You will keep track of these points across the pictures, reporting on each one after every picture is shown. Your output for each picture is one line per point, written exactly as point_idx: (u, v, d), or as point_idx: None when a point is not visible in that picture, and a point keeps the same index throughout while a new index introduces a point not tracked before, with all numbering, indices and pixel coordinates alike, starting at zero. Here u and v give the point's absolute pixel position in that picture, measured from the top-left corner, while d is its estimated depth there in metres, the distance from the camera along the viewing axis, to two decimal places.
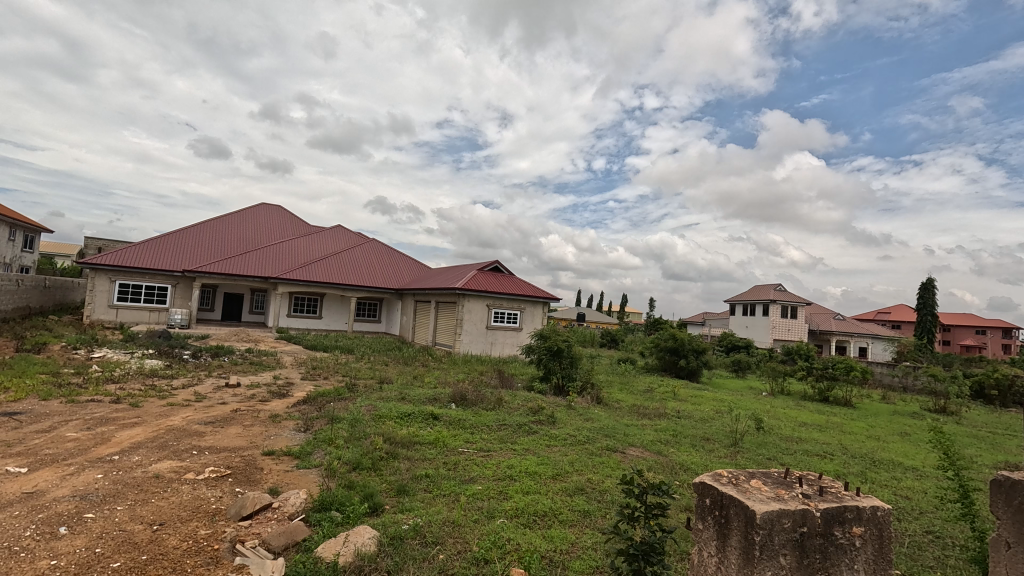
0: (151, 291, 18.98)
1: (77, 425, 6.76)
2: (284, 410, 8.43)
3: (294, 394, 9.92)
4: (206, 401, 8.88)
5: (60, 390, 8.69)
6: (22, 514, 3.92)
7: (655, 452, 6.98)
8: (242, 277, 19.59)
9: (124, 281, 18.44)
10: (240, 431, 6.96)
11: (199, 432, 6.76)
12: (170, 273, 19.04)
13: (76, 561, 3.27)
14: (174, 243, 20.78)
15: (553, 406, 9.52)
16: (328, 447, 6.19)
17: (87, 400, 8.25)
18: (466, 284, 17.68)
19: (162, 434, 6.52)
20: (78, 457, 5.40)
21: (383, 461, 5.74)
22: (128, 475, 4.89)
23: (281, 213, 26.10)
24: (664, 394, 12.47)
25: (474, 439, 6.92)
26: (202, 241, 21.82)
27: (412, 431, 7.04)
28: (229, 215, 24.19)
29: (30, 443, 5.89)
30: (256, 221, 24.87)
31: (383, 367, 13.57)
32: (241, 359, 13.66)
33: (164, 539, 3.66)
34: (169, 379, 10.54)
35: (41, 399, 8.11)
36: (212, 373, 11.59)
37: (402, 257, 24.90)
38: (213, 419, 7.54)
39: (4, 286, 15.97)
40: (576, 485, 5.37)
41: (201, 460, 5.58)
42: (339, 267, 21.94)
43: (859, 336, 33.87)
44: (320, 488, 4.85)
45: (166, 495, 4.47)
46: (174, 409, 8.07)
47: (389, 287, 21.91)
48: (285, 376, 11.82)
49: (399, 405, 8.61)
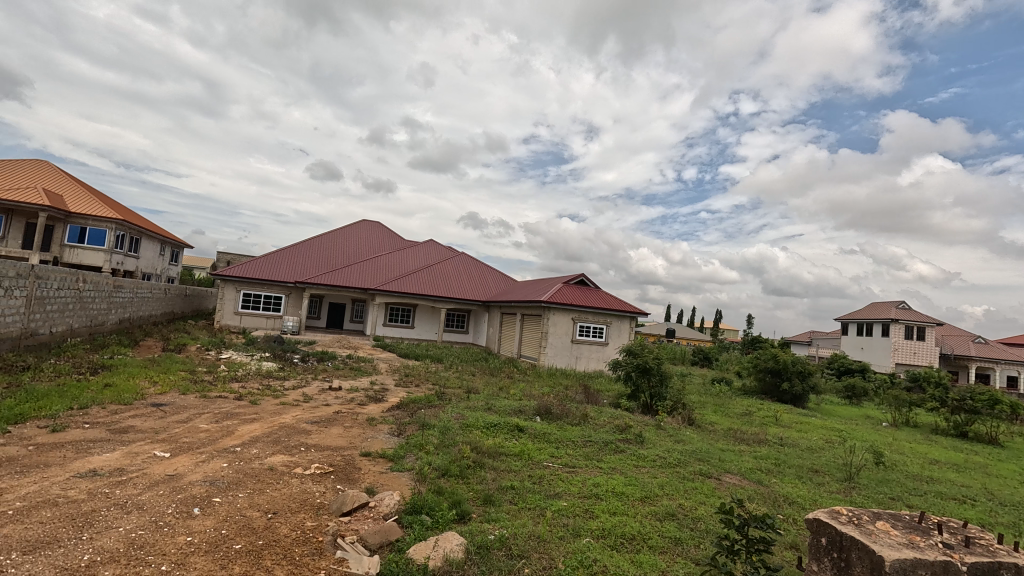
0: (269, 300, 21.10)
1: (209, 418, 7.65)
2: (380, 413, 8.94)
3: (389, 399, 10.49)
4: (312, 401, 9.66)
5: (196, 387, 9.90)
6: (166, 493, 4.50)
7: (755, 481, 6.47)
8: (344, 288, 21.18)
9: (248, 291, 20.69)
10: (342, 431, 7.48)
11: (306, 430, 7.35)
12: (284, 284, 21.05)
13: (206, 539, 3.68)
14: (289, 256, 23.01)
15: (641, 425, 9.17)
16: (419, 452, 6.45)
17: (217, 396, 9.34)
18: (552, 297, 17.67)
19: (276, 430, 7.19)
20: (208, 446, 6.12)
21: (470, 470, 5.86)
22: (248, 466, 5.43)
23: (381, 229, 27.95)
24: (764, 418, 11.58)
25: (560, 453, 6.85)
26: (312, 254, 23.93)
27: (498, 442, 7.14)
28: (335, 232, 26.37)
29: (173, 431, 6.76)
30: (358, 237, 26.84)
31: (471, 377, 13.96)
32: (343, 364, 14.73)
33: (277, 527, 4.01)
34: (282, 380, 11.62)
35: (182, 393, 9.31)
36: (318, 376, 12.59)
37: (490, 270, 25.54)
38: (318, 419, 8.19)
39: (156, 294, 18.58)
40: (667, 509, 5.12)
41: (308, 456, 6.06)
42: (431, 279, 22.96)
43: (1007, 364, 29.12)
44: (412, 491, 5.06)
45: (279, 486, 4.90)
46: (286, 408, 8.87)
47: (476, 300, 22.50)
48: (380, 382, 12.54)
49: (486, 415, 8.77)
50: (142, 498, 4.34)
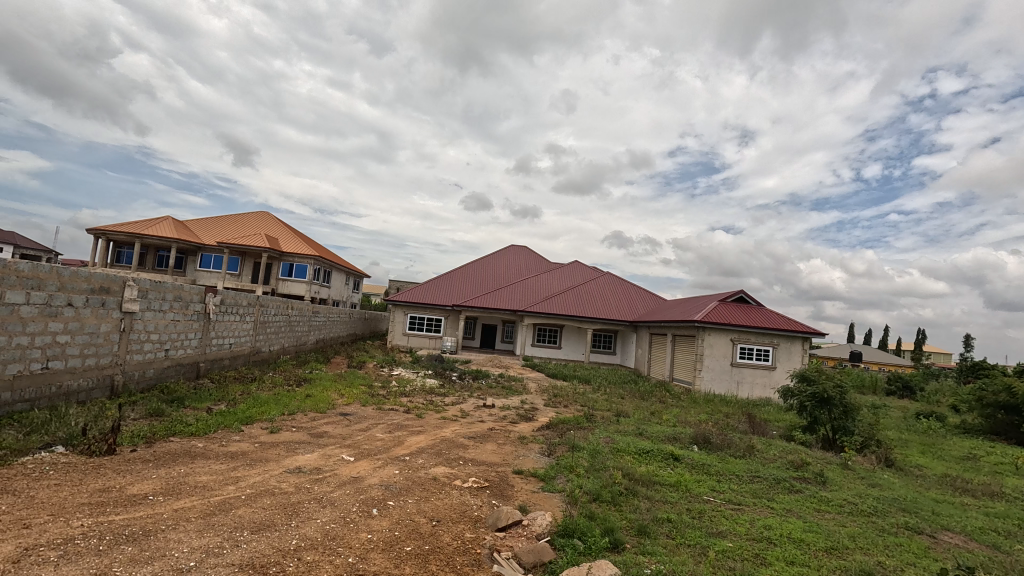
0: (431, 322, 23.19)
1: (384, 428, 8.62)
2: (530, 432, 9.17)
3: (539, 419, 10.70)
4: (469, 417, 10.30)
5: (374, 399, 11.25)
6: (352, 493, 5.15)
7: (988, 546, 5.14)
8: (495, 310, 22.36)
9: (413, 314, 23.03)
10: (496, 448, 7.83)
11: (463, 445, 7.84)
12: (443, 307, 22.99)
13: (383, 538, 4.11)
14: (447, 282, 25.11)
15: (822, 463, 7.96)
16: (570, 474, 6.43)
17: (390, 408, 10.49)
18: (707, 316, 16.46)
19: (439, 443, 7.81)
20: (384, 454, 6.88)
21: (622, 497, 5.66)
22: (415, 475, 5.97)
23: (528, 253, 29.07)
24: (998, 466, 9.21)
25: (722, 488, 6.26)
26: (467, 280, 25.80)
27: (652, 469, 6.79)
28: (486, 258, 28.12)
29: (356, 438, 7.76)
30: (507, 261, 28.25)
31: (620, 400, 13.59)
32: (495, 383, 15.46)
33: (440, 535, 4.32)
34: (443, 396, 12.61)
35: (363, 404, 10.66)
36: (474, 394, 13.39)
37: (637, 290, 24.81)
38: (475, 435, 8.69)
39: (343, 317, 21.68)
40: (862, 566, 4.32)
41: (466, 470, 6.45)
42: (577, 300, 23.08)
43: None
44: (563, 513, 5.05)
45: (442, 496, 5.29)
46: (446, 422, 9.59)
47: (624, 320, 21.96)
48: (530, 401, 12.87)
49: (638, 441, 8.43)
50: (334, 495, 5.03)
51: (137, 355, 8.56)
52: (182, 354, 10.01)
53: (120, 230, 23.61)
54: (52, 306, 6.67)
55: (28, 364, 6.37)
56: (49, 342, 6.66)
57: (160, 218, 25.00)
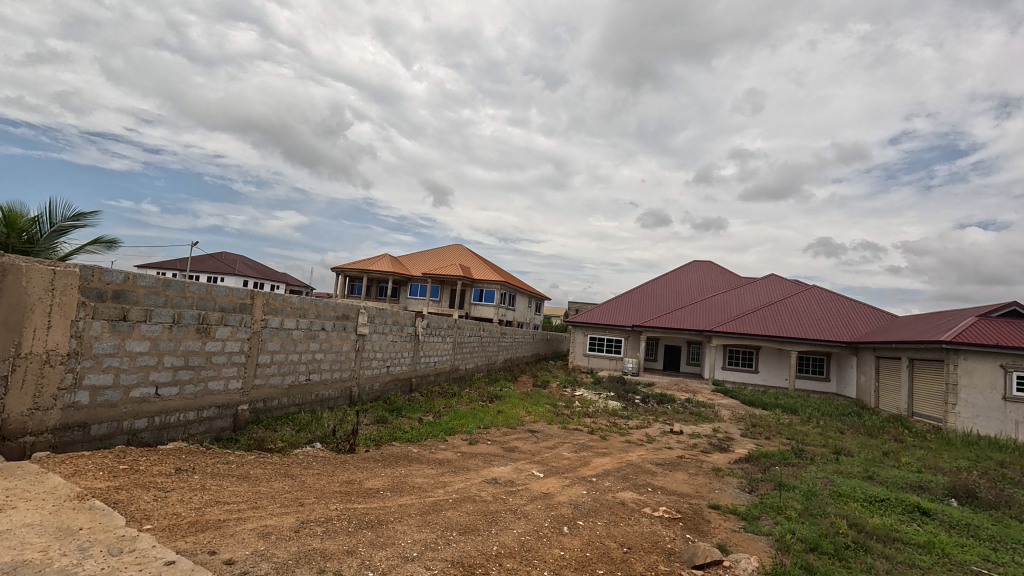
0: (611, 343, 23.02)
1: (570, 447, 8.79)
2: (726, 464, 8.37)
3: (735, 450, 9.72)
4: (656, 443, 9.87)
5: (559, 418, 11.57)
6: (543, 508, 5.36)
7: None
8: (679, 330, 21.19)
9: (593, 335, 23.20)
10: (687, 478, 7.34)
11: (652, 472, 7.54)
12: (623, 327, 22.65)
13: (575, 558, 4.17)
14: (627, 302, 24.74)
15: None
16: (777, 516, 5.68)
17: (574, 428, 10.67)
18: (959, 335, 13.11)
19: (625, 467, 7.66)
20: (571, 473, 7.00)
21: (849, 551, 4.79)
22: (603, 497, 5.95)
23: (714, 268, 27.03)
24: None
25: (999, 559, 4.85)
26: (647, 299, 25.06)
27: (889, 523, 5.60)
28: (667, 276, 26.98)
29: (544, 455, 8.07)
30: (690, 278, 26.68)
31: (839, 435, 11.56)
32: (683, 408, 14.54)
33: (632, 563, 4.21)
34: (627, 419, 12.33)
35: (549, 422, 11.06)
36: (660, 418, 12.78)
37: (854, 304, 21.04)
38: (663, 461, 8.29)
39: (527, 338, 22.90)
40: None
41: (656, 498, 6.19)
42: (775, 318, 20.56)
43: None
44: (772, 560, 4.49)
45: (631, 522, 5.16)
46: (632, 446, 9.33)
47: (838, 341, 18.77)
48: (724, 430, 11.78)
49: (866, 486, 7.05)
50: (527, 508, 5.30)
51: (368, 371, 10.30)
52: (399, 370, 11.73)
53: (353, 267, 28.87)
54: (312, 330, 8.45)
55: (298, 375, 8.17)
56: (311, 358, 8.45)
57: (380, 255, 29.91)
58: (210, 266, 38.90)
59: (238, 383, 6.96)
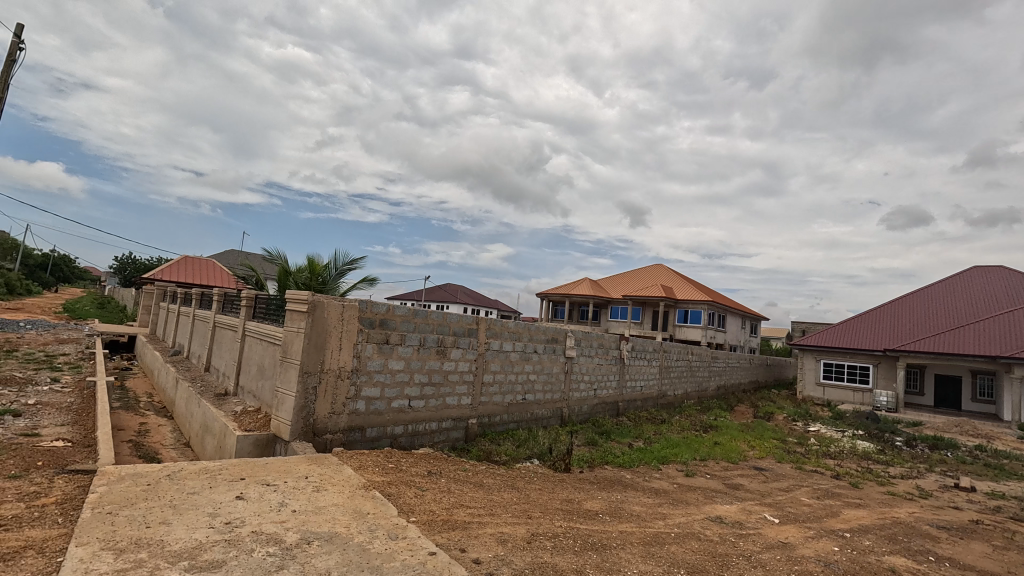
0: (853, 370, 19.26)
1: (810, 492, 7.54)
2: None
3: None
4: (933, 499, 7.80)
5: (791, 457, 10.07)
6: (784, 559, 4.69)
7: None
8: (958, 355, 16.57)
9: (828, 360, 19.79)
10: (991, 551, 5.59)
11: (932, 536, 5.97)
12: (870, 352, 18.69)
13: None
14: (874, 321, 20.44)
15: None
16: None
17: (813, 470, 9.14)
18: None
19: (890, 524, 6.23)
20: (815, 523, 5.99)
21: None
22: (863, 558, 4.92)
23: (1009, 275, 20.61)
24: None
25: None
26: (903, 317, 20.33)
27: None
28: (932, 287, 21.55)
29: (777, 497, 7.10)
30: (969, 289, 20.81)
31: None
32: (971, 458, 11.24)
33: None
34: (885, 465, 10.06)
35: (778, 460, 9.71)
36: (935, 468, 10.10)
37: None
38: (948, 525, 6.49)
39: (743, 364, 20.69)
40: None
41: (944, 571, 4.86)
42: None
43: None
44: None
45: None
46: (897, 500, 7.55)
47: None
48: None
49: None
50: (764, 557, 4.70)
51: (577, 393, 10.56)
52: (606, 393, 11.77)
53: (556, 292, 30.25)
54: (527, 352, 9.05)
55: (516, 394, 8.83)
56: (526, 379, 9.06)
57: (580, 279, 30.74)
58: (438, 297, 45.32)
59: (468, 399, 7.84)
